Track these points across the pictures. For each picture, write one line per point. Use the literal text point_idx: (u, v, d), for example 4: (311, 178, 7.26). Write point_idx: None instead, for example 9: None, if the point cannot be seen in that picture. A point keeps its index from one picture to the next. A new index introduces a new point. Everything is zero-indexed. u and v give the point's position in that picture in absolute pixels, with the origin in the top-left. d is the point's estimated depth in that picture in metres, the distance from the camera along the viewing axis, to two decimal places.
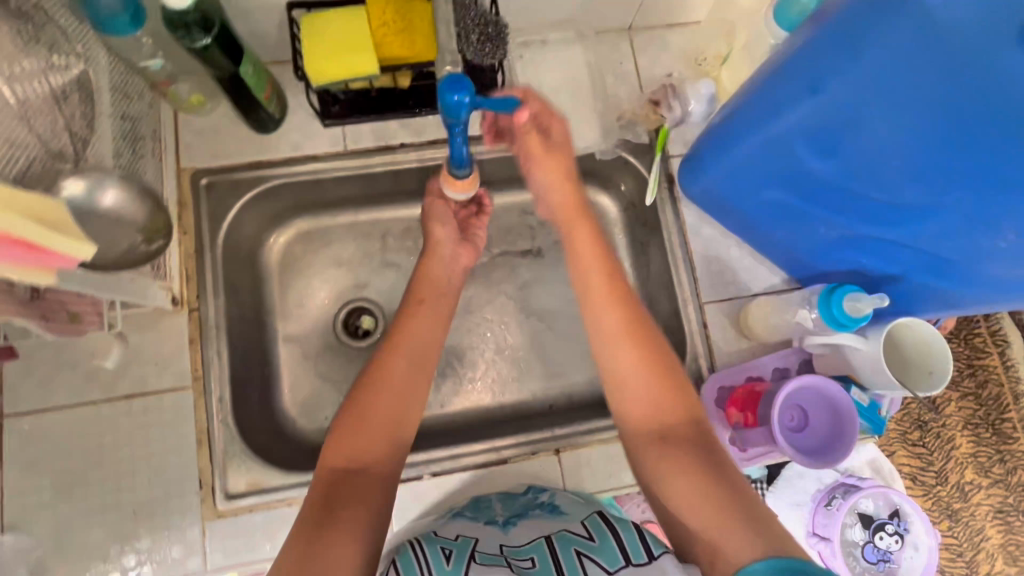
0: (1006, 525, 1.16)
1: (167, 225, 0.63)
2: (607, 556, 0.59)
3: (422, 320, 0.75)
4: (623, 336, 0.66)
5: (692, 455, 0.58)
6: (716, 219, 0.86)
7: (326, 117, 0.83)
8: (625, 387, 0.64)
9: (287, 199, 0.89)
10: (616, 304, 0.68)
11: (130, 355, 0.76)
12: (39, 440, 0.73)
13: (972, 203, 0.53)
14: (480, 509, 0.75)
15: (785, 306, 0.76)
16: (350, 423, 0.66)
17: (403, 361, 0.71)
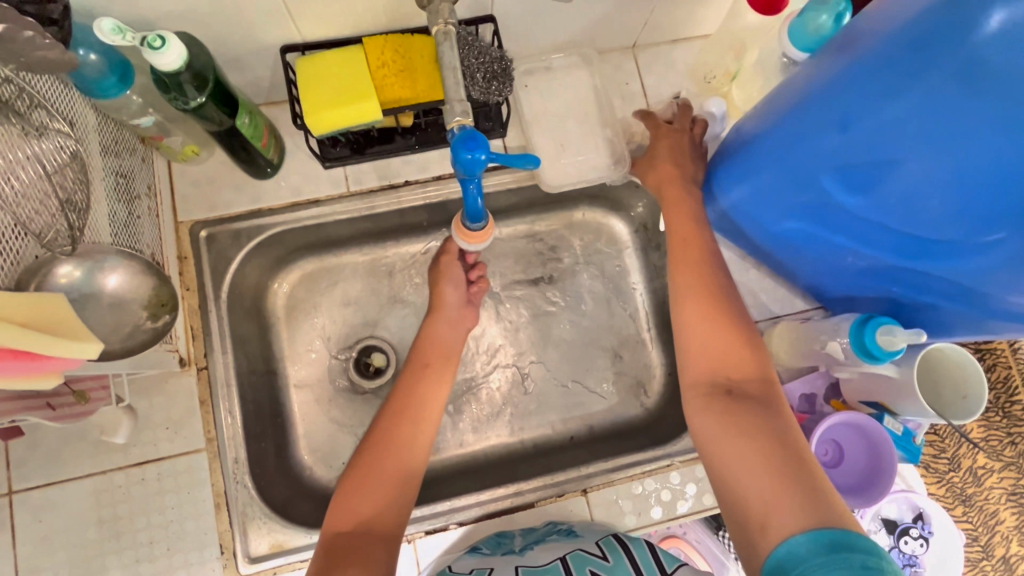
0: (1020, 507, 1.15)
1: (170, 296, 0.60)
2: None
3: (423, 383, 0.77)
4: (697, 290, 0.69)
5: (756, 410, 0.59)
6: (732, 243, 0.84)
7: (326, 160, 0.79)
8: (692, 337, 0.66)
9: (290, 242, 0.86)
10: (697, 262, 0.71)
11: (140, 420, 0.73)
12: (52, 517, 0.70)
13: (1011, 242, 0.51)
14: (498, 543, 0.74)
15: (816, 335, 0.74)
16: (354, 485, 0.67)
17: (409, 425, 0.73)
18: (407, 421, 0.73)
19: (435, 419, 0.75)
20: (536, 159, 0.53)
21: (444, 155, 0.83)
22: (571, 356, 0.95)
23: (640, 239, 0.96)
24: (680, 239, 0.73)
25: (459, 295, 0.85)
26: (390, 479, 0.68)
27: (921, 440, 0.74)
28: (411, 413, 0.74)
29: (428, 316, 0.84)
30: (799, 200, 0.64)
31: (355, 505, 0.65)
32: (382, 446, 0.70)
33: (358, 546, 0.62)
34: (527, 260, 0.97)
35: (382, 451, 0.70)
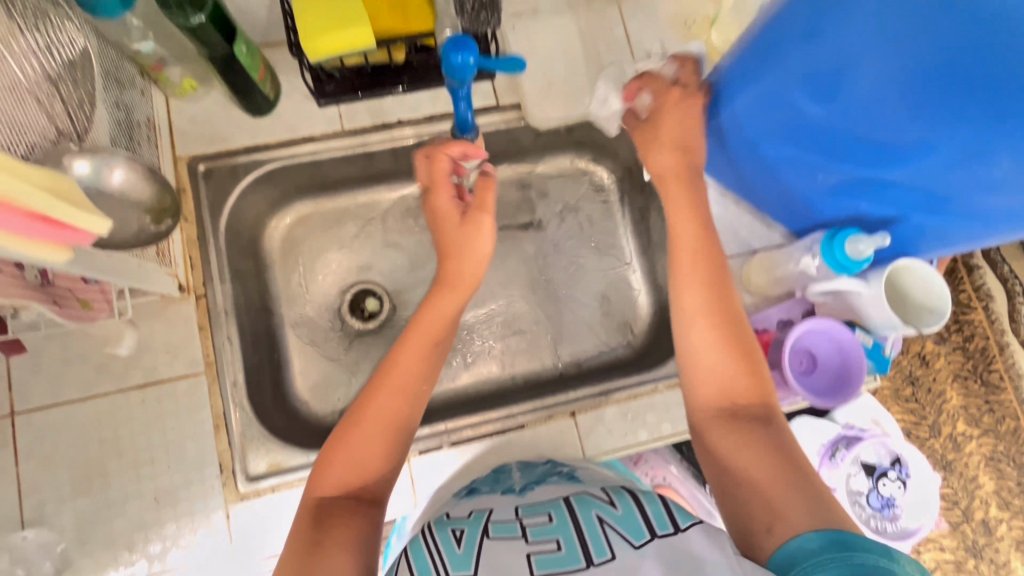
0: (998, 471, 1.21)
1: (174, 205, 0.65)
2: (628, 525, 0.53)
3: (413, 356, 0.67)
4: (707, 312, 0.65)
5: (759, 434, 0.58)
6: (714, 179, 0.88)
7: (320, 96, 0.82)
8: (699, 358, 0.64)
9: (286, 183, 0.88)
10: (708, 282, 0.66)
11: (141, 345, 0.75)
12: (53, 435, 0.72)
13: (966, 135, 0.54)
14: (497, 480, 0.74)
15: (788, 257, 0.79)
16: (338, 457, 0.61)
17: (396, 398, 0.64)
18: (390, 397, 0.64)
19: (422, 396, 0.66)
20: (519, 62, 0.56)
21: (436, 96, 0.86)
22: (560, 299, 0.98)
23: (625, 185, 0.99)
24: (677, 246, 0.70)
25: (477, 272, 0.76)
26: (380, 432, 0.62)
27: (890, 352, 0.77)
28: (403, 385, 0.65)
29: (447, 259, 0.76)
30: (776, 118, 0.68)
31: (336, 468, 0.60)
32: (368, 420, 0.63)
33: (342, 512, 0.57)
34: (517, 206, 1.00)
35: (362, 423, 0.62)
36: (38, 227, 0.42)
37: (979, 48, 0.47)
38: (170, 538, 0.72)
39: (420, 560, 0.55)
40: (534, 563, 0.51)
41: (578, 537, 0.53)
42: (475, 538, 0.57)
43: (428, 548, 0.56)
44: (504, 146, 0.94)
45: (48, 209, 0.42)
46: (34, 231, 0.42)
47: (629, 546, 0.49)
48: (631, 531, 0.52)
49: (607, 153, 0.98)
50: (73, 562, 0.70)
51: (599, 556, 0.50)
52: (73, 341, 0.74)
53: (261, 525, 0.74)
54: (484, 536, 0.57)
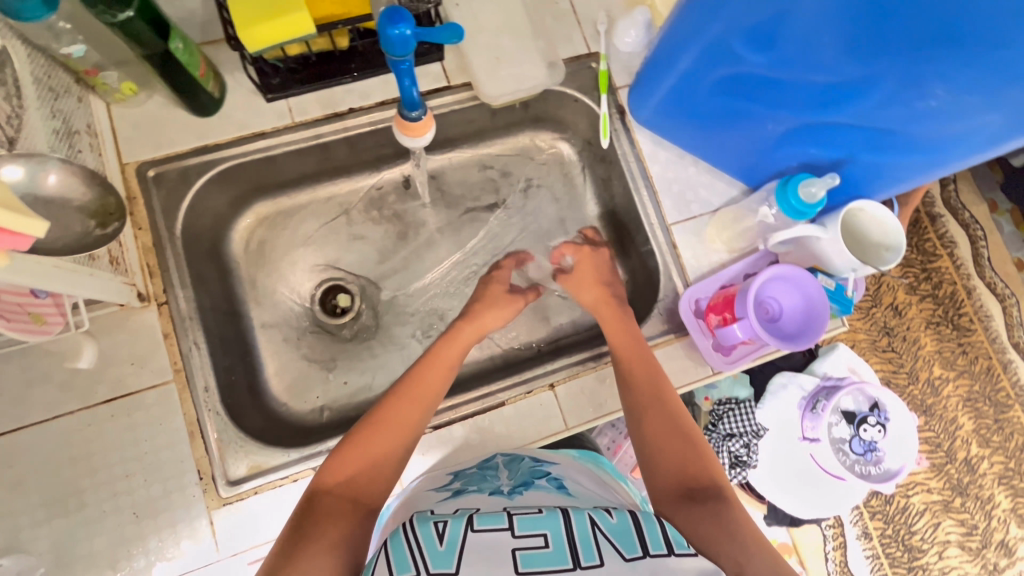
0: (977, 411, 1.25)
1: (119, 207, 0.64)
2: (621, 538, 0.58)
3: (403, 405, 0.72)
4: (654, 408, 0.74)
5: (715, 502, 0.64)
6: (671, 141, 0.89)
7: (268, 91, 0.82)
8: (655, 451, 0.71)
9: (241, 182, 0.86)
10: (651, 382, 0.76)
11: (105, 358, 0.74)
12: (20, 459, 0.70)
13: (901, 69, 0.55)
14: (483, 477, 0.74)
15: (744, 212, 0.83)
16: (350, 455, 0.68)
17: (407, 406, 0.73)
18: (391, 423, 0.71)
19: (420, 433, 0.72)
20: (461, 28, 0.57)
21: (385, 81, 0.85)
22: (532, 276, 0.98)
23: (586, 156, 0.99)
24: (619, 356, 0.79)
25: (499, 323, 0.87)
26: (390, 430, 0.70)
27: (852, 293, 0.79)
28: (417, 396, 0.74)
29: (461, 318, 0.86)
30: (722, 72, 0.68)
31: (344, 463, 0.67)
32: (368, 458, 0.68)
33: (335, 514, 0.63)
34: (480, 187, 1.00)
35: (359, 452, 0.68)
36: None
37: None
38: (154, 551, 0.70)
39: (400, 559, 0.56)
40: (520, 557, 0.55)
41: (569, 535, 0.58)
42: (456, 539, 0.58)
43: (408, 542, 0.58)
44: (461, 128, 0.94)
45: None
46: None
47: (619, 558, 0.55)
48: (623, 543, 0.57)
49: (564, 126, 0.98)
50: None
51: (588, 560, 0.55)
52: (32, 361, 0.72)
53: (247, 528, 0.73)
54: (467, 530, 0.59)
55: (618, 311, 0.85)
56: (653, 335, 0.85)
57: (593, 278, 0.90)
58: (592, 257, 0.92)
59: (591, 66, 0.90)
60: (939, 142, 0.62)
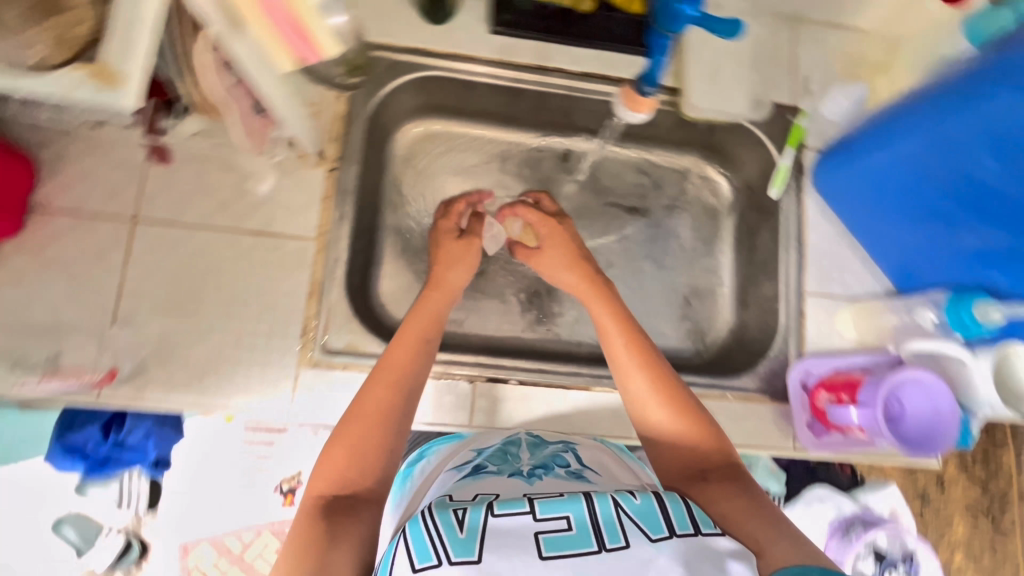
0: None
1: (363, 63, 0.84)
2: (649, 522, 0.49)
3: (376, 389, 0.63)
4: (654, 394, 0.65)
5: (730, 483, 0.58)
6: (837, 215, 0.90)
7: (495, 25, 0.86)
8: (661, 440, 0.64)
9: (433, 94, 0.91)
10: (646, 366, 0.67)
11: (265, 195, 0.78)
12: (167, 249, 0.76)
13: None
14: (504, 458, 0.69)
15: (880, 310, 0.84)
16: (334, 453, 0.59)
17: (381, 385, 0.63)
18: (364, 412, 0.61)
19: (396, 417, 0.62)
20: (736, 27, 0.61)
21: (598, 57, 0.89)
22: (645, 288, 1.00)
23: (739, 200, 0.99)
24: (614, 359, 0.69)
25: (464, 278, 0.78)
26: (369, 416, 0.61)
27: (972, 428, 0.78)
28: (394, 368, 0.65)
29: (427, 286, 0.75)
30: (943, 166, 0.69)
31: (326, 466, 0.58)
32: (355, 451, 0.59)
33: (344, 508, 0.55)
34: (631, 187, 1.01)
35: (343, 443, 0.59)
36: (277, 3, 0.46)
37: None
38: (240, 378, 0.75)
39: (420, 547, 0.48)
40: (542, 542, 0.48)
41: (591, 518, 0.49)
42: (479, 527, 0.49)
43: (428, 532, 0.48)
44: (640, 127, 0.96)
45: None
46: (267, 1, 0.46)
47: (646, 540, 0.48)
48: (648, 524, 0.49)
49: (733, 164, 0.99)
50: (148, 370, 0.73)
51: (612, 542, 0.48)
52: (209, 171, 0.77)
53: (325, 395, 0.76)
54: (487, 517, 0.49)
55: (591, 278, 0.76)
56: (747, 388, 0.84)
57: (571, 260, 0.78)
58: (558, 228, 0.81)
59: (787, 117, 0.91)
60: None
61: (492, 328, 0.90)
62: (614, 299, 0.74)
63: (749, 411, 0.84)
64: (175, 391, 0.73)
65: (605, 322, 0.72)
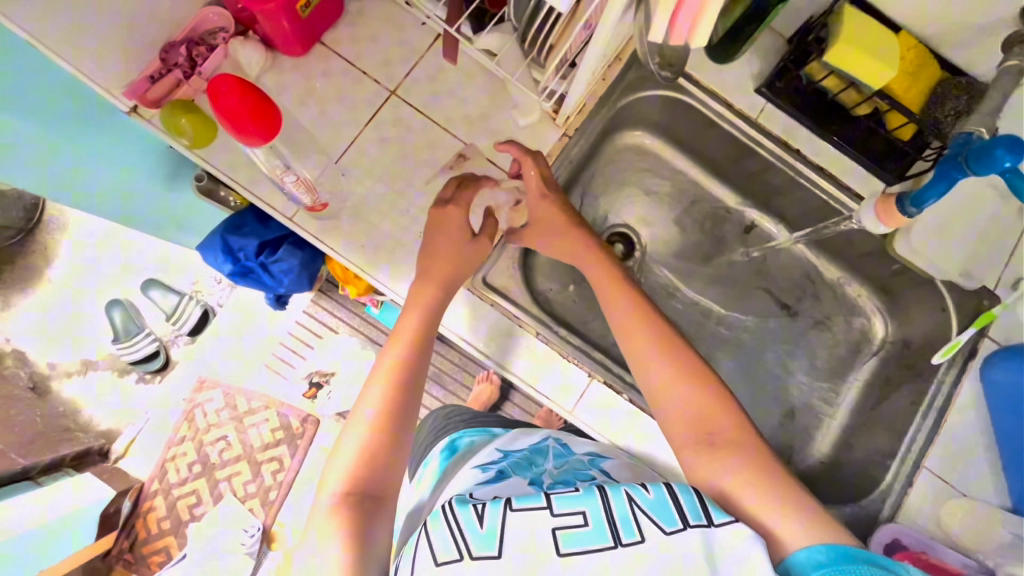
0: None
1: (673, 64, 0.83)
2: (662, 515, 0.50)
3: (378, 387, 0.66)
4: (655, 351, 0.68)
5: (734, 452, 0.58)
6: (988, 414, 0.86)
7: (764, 86, 0.88)
8: (664, 401, 0.65)
9: (671, 117, 0.95)
10: (654, 329, 0.70)
11: (502, 128, 0.84)
12: (403, 130, 0.82)
13: None
14: (530, 463, 0.74)
15: (991, 520, 0.82)
16: (342, 453, 0.62)
17: (384, 384, 0.66)
18: (365, 412, 0.64)
19: (400, 409, 0.65)
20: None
21: (840, 160, 0.89)
22: (758, 379, 1.01)
23: (889, 350, 0.99)
24: (621, 327, 0.72)
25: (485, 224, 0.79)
26: (372, 416, 0.64)
27: None
28: (395, 367, 0.68)
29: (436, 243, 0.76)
30: None
31: (339, 463, 0.61)
32: (367, 453, 0.61)
33: (373, 493, 0.59)
34: (791, 285, 1.04)
35: (354, 445, 0.62)
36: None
37: None
38: (405, 266, 0.80)
39: (442, 539, 0.50)
40: (561, 539, 0.50)
41: (607, 513, 0.51)
42: (499, 517, 0.51)
43: (450, 522, 0.51)
44: (835, 238, 0.97)
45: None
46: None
47: (659, 532, 0.49)
48: (661, 517, 0.50)
49: (899, 313, 0.99)
50: (340, 220, 0.79)
51: (627, 537, 0.49)
52: (470, 86, 0.83)
53: (469, 319, 0.81)
54: (506, 510, 0.51)
55: (589, 246, 0.80)
56: None
57: (565, 225, 0.80)
58: (538, 179, 0.79)
59: (983, 300, 0.88)
60: None
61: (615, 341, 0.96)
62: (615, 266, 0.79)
63: None
64: (351, 248, 0.79)
65: (611, 294, 0.75)
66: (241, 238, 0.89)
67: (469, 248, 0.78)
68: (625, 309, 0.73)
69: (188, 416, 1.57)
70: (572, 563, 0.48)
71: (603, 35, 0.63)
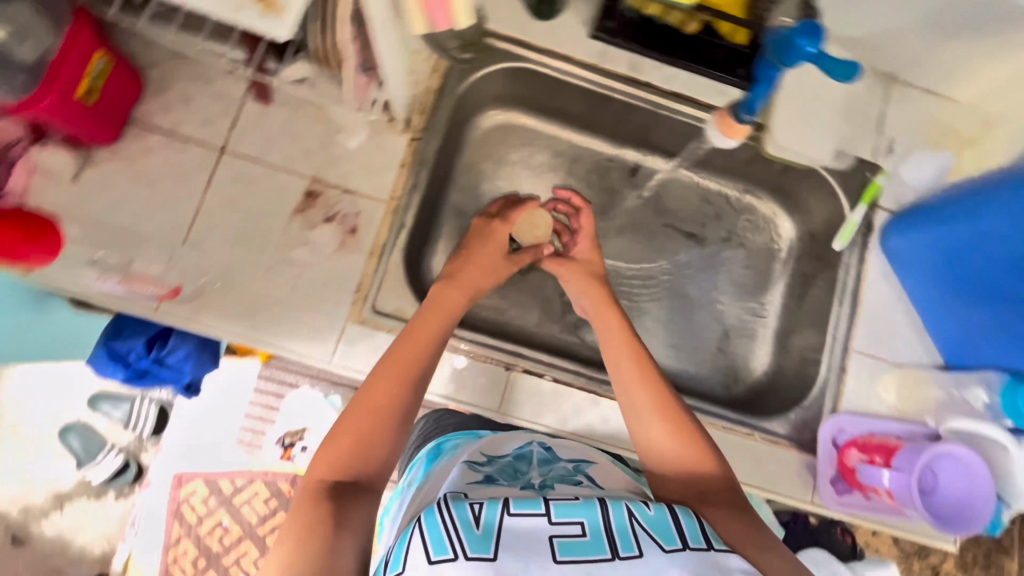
0: None
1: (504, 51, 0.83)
2: (661, 532, 0.49)
3: (386, 380, 0.62)
4: (654, 408, 0.66)
5: (731, 513, 0.57)
6: (898, 280, 0.88)
7: (597, 30, 0.86)
8: (661, 455, 0.64)
9: (524, 86, 0.92)
10: (652, 384, 0.67)
11: (347, 151, 0.80)
12: (245, 183, 0.79)
13: None
14: (514, 474, 0.65)
15: (926, 382, 0.83)
16: (337, 441, 0.58)
17: (394, 378, 0.62)
18: (370, 404, 0.60)
19: (406, 410, 0.61)
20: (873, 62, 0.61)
21: (692, 79, 0.88)
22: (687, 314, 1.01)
23: (799, 247, 0.99)
24: (622, 376, 0.70)
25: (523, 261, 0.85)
26: (374, 409, 0.60)
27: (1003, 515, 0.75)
28: (405, 360, 0.64)
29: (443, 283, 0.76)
30: (1016, 248, 0.70)
31: (332, 452, 0.57)
32: (362, 443, 0.58)
33: (351, 490, 0.55)
34: (690, 215, 1.02)
35: (350, 429, 0.59)
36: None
37: None
38: (289, 321, 0.76)
39: (435, 537, 0.46)
40: (557, 545, 0.47)
41: (607, 525, 0.49)
42: (495, 519, 0.48)
43: (445, 521, 0.47)
44: (716, 155, 0.97)
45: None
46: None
47: (659, 551, 0.47)
48: (659, 534, 0.49)
49: (798, 208, 0.98)
50: (207, 296, 0.75)
51: (626, 550, 0.47)
52: (300, 119, 0.80)
53: (366, 355, 0.77)
54: (504, 513, 0.49)
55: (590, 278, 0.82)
56: (775, 432, 0.84)
57: (594, 271, 0.83)
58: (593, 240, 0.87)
59: (866, 174, 0.90)
60: None
61: (533, 322, 0.94)
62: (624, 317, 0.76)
63: (775, 454, 0.83)
64: (226, 320, 0.75)
65: (614, 348, 0.72)
66: (124, 341, 0.85)
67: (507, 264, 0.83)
68: (625, 359, 0.71)
69: (174, 520, 1.39)
70: (567, 569, 0.45)
71: (388, 37, 0.60)
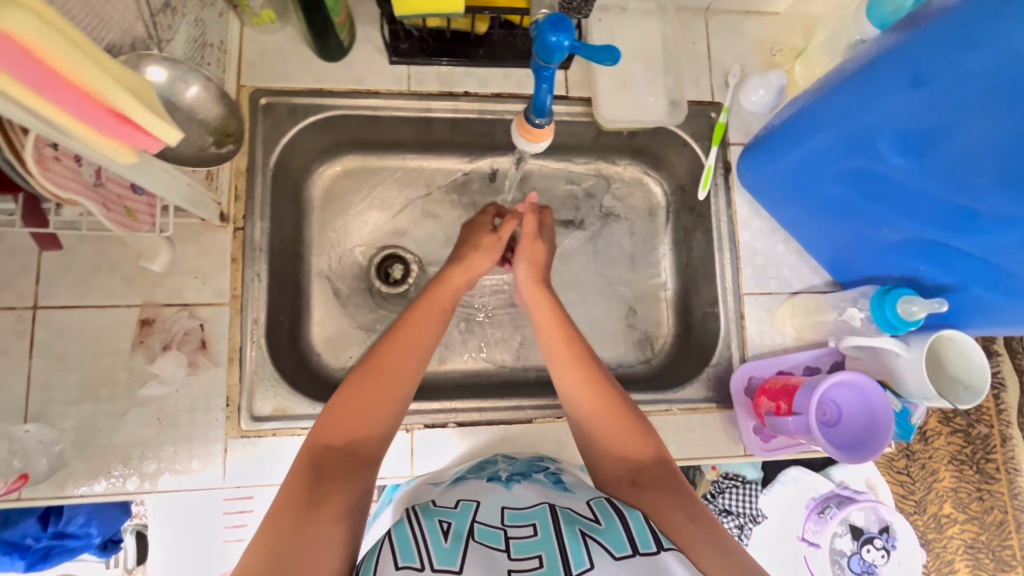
0: (975, 561, 1.21)
1: (376, 88, 0.83)
2: (613, 540, 0.51)
3: (398, 349, 0.68)
4: (584, 384, 0.68)
5: (664, 489, 0.59)
6: (769, 213, 0.87)
7: (394, 54, 0.82)
8: (593, 433, 0.66)
9: (345, 132, 0.86)
10: (581, 359, 0.70)
11: (171, 266, 0.75)
12: (68, 335, 0.72)
13: (1008, 211, 0.56)
14: (482, 470, 0.72)
15: (821, 308, 0.81)
16: (338, 408, 0.62)
17: (393, 354, 0.67)
18: (384, 370, 0.65)
19: (412, 388, 0.66)
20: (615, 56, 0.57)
21: (507, 75, 0.85)
22: None
23: (674, 201, 0.95)
24: (553, 344, 0.72)
25: (488, 262, 0.82)
26: (371, 377, 0.65)
27: (916, 420, 0.75)
28: (406, 338, 0.69)
29: (431, 283, 0.78)
30: (848, 163, 0.68)
31: (342, 413, 0.62)
32: (350, 407, 0.62)
33: (341, 474, 0.57)
34: (561, 201, 0.96)
35: (353, 398, 0.63)
36: (15, 57, 0.34)
37: (1001, 132, 0.52)
38: (165, 460, 0.72)
39: (403, 548, 0.51)
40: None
41: (559, 546, 0.51)
42: (462, 534, 0.53)
43: (412, 535, 0.52)
44: (562, 139, 0.92)
45: (58, 54, 0.36)
46: (27, 73, 0.35)
47: (610, 559, 0.50)
48: (611, 542, 0.51)
49: (661, 164, 0.95)
50: (67, 465, 0.70)
51: (577, 565, 0.49)
52: (107, 250, 0.74)
53: (258, 467, 0.74)
54: (468, 539, 0.53)
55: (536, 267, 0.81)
56: (693, 399, 0.83)
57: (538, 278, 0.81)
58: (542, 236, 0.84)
59: (710, 114, 0.88)
60: (1006, 314, 0.67)
61: (434, 363, 0.90)
62: (547, 292, 0.79)
63: (697, 422, 0.82)
64: (98, 483, 0.70)
65: (545, 324, 0.75)
66: (14, 528, 0.79)
67: (491, 237, 0.83)
68: (551, 315, 0.75)
69: None
70: None
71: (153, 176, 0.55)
